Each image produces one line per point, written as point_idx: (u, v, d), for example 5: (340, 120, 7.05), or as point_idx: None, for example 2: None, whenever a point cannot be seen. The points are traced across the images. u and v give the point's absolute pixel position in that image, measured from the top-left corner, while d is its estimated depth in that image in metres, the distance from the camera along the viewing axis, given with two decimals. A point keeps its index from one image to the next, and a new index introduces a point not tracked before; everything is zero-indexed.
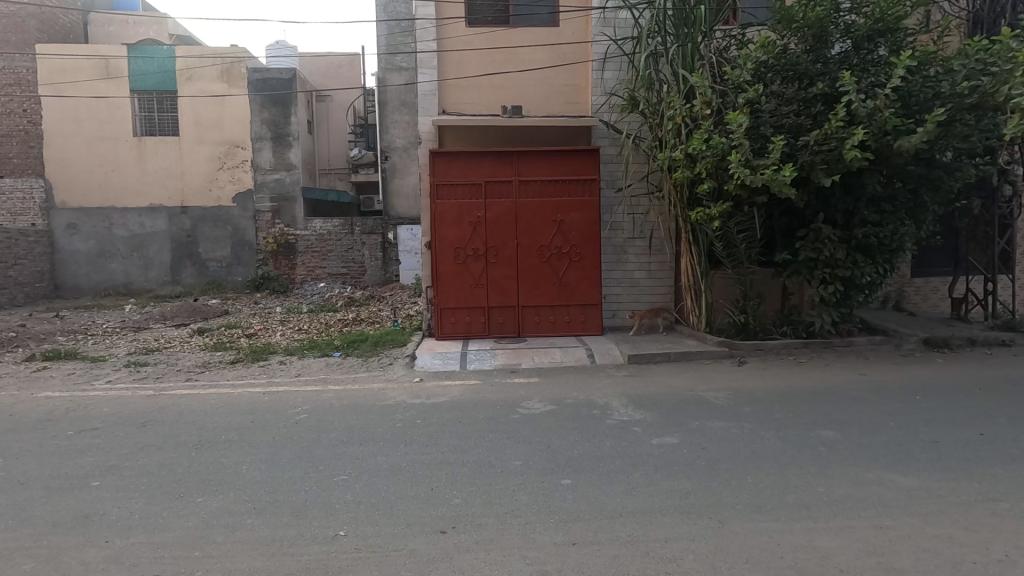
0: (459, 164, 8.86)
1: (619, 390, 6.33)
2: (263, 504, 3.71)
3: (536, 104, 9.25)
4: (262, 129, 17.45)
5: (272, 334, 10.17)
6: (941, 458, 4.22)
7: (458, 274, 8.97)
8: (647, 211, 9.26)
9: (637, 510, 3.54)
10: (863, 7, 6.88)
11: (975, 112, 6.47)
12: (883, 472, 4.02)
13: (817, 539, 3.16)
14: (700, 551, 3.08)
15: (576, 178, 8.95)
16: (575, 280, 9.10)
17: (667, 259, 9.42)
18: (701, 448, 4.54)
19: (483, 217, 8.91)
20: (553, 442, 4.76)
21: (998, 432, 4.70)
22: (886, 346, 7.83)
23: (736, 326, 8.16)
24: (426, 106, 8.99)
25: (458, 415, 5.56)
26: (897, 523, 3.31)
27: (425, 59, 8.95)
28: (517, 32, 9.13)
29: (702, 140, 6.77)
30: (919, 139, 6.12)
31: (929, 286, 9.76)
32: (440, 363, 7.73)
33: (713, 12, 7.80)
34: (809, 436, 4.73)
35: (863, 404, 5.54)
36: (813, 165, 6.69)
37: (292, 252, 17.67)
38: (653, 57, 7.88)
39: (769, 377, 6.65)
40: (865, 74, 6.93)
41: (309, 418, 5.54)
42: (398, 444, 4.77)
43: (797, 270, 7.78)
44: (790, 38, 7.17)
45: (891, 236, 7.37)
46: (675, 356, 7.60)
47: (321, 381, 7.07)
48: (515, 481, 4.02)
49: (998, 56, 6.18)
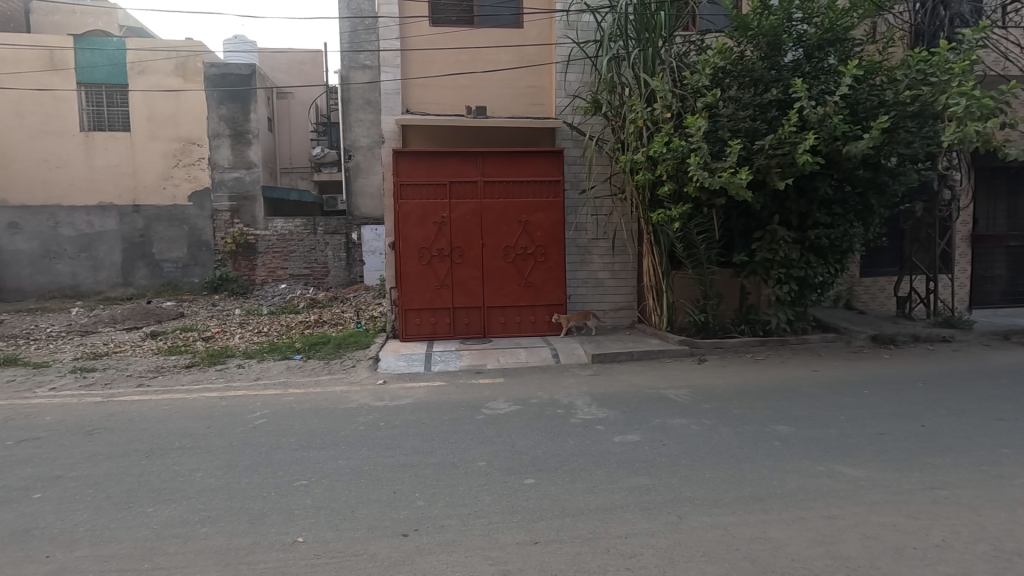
0: (423, 164, 8.79)
1: (583, 390, 6.39)
2: (218, 512, 3.60)
3: (501, 105, 9.27)
4: (219, 126, 16.92)
5: (231, 337, 9.91)
6: (886, 450, 4.42)
7: (423, 274, 8.90)
8: (610, 212, 9.40)
9: (599, 508, 3.59)
10: (814, 18, 7.14)
11: (917, 120, 6.77)
12: (834, 464, 4.19)
13: (770, 531, 3.27)
14: (659, 546, 3.14)
15: (539, 179, 9.01)
16: (540, 281, 9.16)
17: (630, 260, 9.57)
18: (661, 445, 4.63)
19: (448, 218, 8.87)
20: (517, 441, 4.78)
21: (938, 424, 4.96)
22: (837, 343, 8.16)
23: (696, 325, 8.33)
24: (390, 105, 8.89)
25: (423, 416, 5.52)
26: (844, 513, 3.45)
27: (388, 58, 8.86)
28: (482, 32, 9.12)
29: (662, 143, 6.93)
30: (867, 145, 6.40)
31: (877, 285, 10.20)
32: (404, 365, 7.66)
33: (674, 17, 7.96)
34: (765, 431, 4.89)
35: (815, 399, 5.75)
36: (768, 169, 6.92)
37: (252, 252, 17.20)
38: (615, 60, 8.01)
39: (729, 374, 6.84)
40: (816, 81, 7.19)
41: (269, 422, 5.41)
42: (361, 448, 4.70)
43: (754, 270, 8.01)
44: (746, 45, 7.38)
45: (842, 237, 7.69)
46: (637, 355, 7.73)
47: (282, 384, 6.91)
48: (479, 481, 4.03)
49: (938, 67, 6.47)
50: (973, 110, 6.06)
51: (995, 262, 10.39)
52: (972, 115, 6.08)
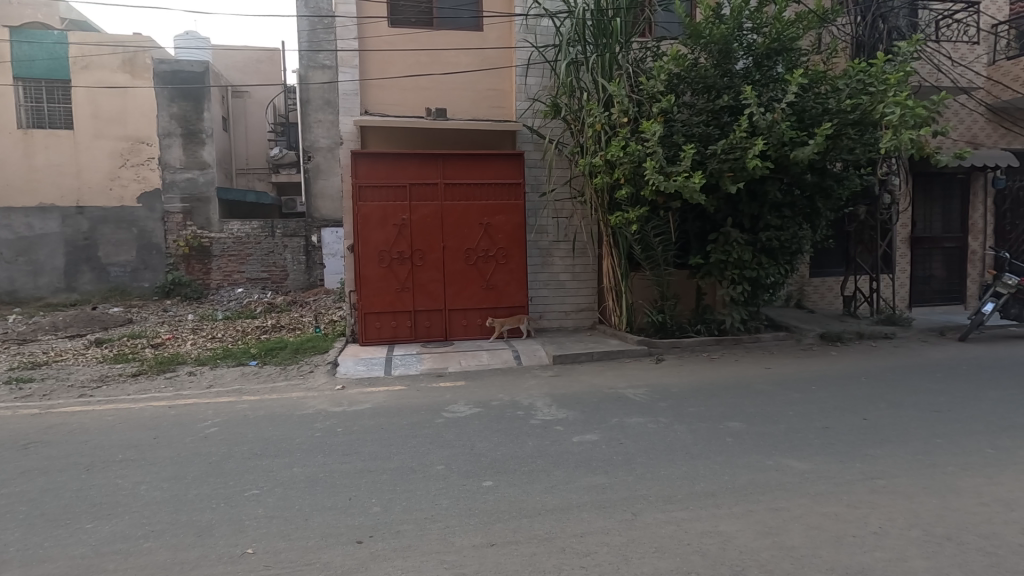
0: (382, 166, 8.69)
1: (544, 391, 6.44)
2: (164, 526, 3.47)
3: (462, 107, 9.25)
4: (171, 125, 16.32)
5: (182, 343, 9.56)
6: (831, 443, 4.61)
7: (383, 278, 8.79)
8: (571, 214, 9.52)
9: (556, 508, 3.62)
10: (762, 28, 7.40)
11: (858, 127, 7.09)
12: (782, 457, 4.35)
13: (721, 525, 3.36)
14: (614, 544, 3.19)
15: (499, 181, 9.03)
16: (502, 283, 9.17)
17: (590, 262, 9.70)
18: (619, 444, 4.71)
19: (409, 220, 8.79)
20: (476, 444, 4.78)
21: (879, 417, 5.21)
22: (788, 342, 8.48)
23: (654, 325, 8.50)
24: (348, 106, 8.77)
25: (382, 421, 5.46)
26: (791, 505, 3.58)
27: (346, 58, 8.73)
28: (441, 34, 9.11)
29: (619, 147, 7.09)
30: (812, 151, 6.66)
31: (825, 286, 10.64)
32: (364, 369, 7.57)
33: (630, 24, 8.13)
34: (718, 428, 5.03)
35: (767, 396, 5.95)
36: (721, 173, 7.12)
37: (206, 255, 16.64)
38: (573, 65, 8.14)
39: (685, 373, 7.01)
40: (765, 88, 7.45)
41: (221, 431, 5.24)
42: (317, 454, 4.62)
43: (709, 271, 8.25)
44: (700, 52, 7.60)
45: (791, 239, 7.99)
46: (597, 356, 7.85)
47: (236, 391, 6.71)
48: (437, 485, 4.00)
49: (875, 77, 6.82)
50: (907, 119, 6.37)
51: (932, 262, 10.99)
52: (906, 123, 6.39)
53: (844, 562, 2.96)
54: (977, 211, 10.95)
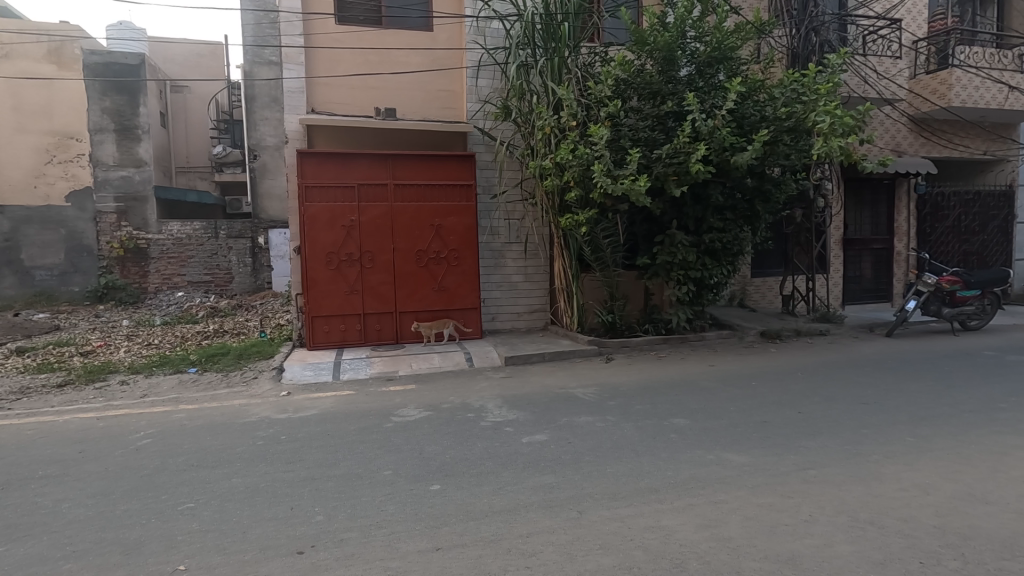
0: (330, 165, 8.48)
1: (495, 392, 6.45)
2: (87, 545, 3.26)
3: (412, 107, 9.16)
4: (103, 120, 15.42)
5: (115, 351, 9.06)
6: (769, 436, 4.81)
7: (332, 280, 8.59)
8: (522, 216, 9.59)
9: (503, 509, 3.63)
10: (704, 36, 7.65)
11: (793, 133, 7.42)
12: (722, 451, 4.51)
13: (663, 519, 3.45)
14: (559, 543, 3.21)
15: (450, 183, 8.98)
16: (454, 285, 9.11)
17: (542, 263, 9.79)
18: (567, 443, 4.76)
19: (358, 221, 8.62)
20: (425, 448, 4.73)
21: (812, 410, 5.48)
22: (731, 340, 8.82)
23: (605, 325, 8.68)
24: (293, 104, 8.55)
25: (328, 428, 5.31)
26: (729, 497, 3.72)
27: (291, 54, 8.51)
28: (390, 33, 9.00)
29: (568, 150, 7.21)
30: (750, 156, 6.93)
31: (766, 285, 11.11)
32: (311, 374, 7.36)
33: (578, 29, 8.26)
34: (664, 424, 5.17)
35: (712, 393, 6.16)
36: (666, 176, 7.33)
37: (143, 257, 15.80)
38: (523, 68, 8.22)
39: (634, 371, 7.18)
40: (707, 95, 7.71)
41: (154, 443, 4.98)
42: (258, 464, 4.45)
43: (656, 272, 8.48)
44: (646, 59, 7.81)
45: (732, 240, 8.30)
46: (549, 356, 7.93)
47: (172, 401, 6.40)
48: (384, 490, 3.94)
49: (808, 87, 7.17)
50: (836, 127, 6.73)
51: (862, 263, 11.66)
52: (835, 131, 6.76)
53: (777, 550, 3.10)
54: (902, 214, 11.68)
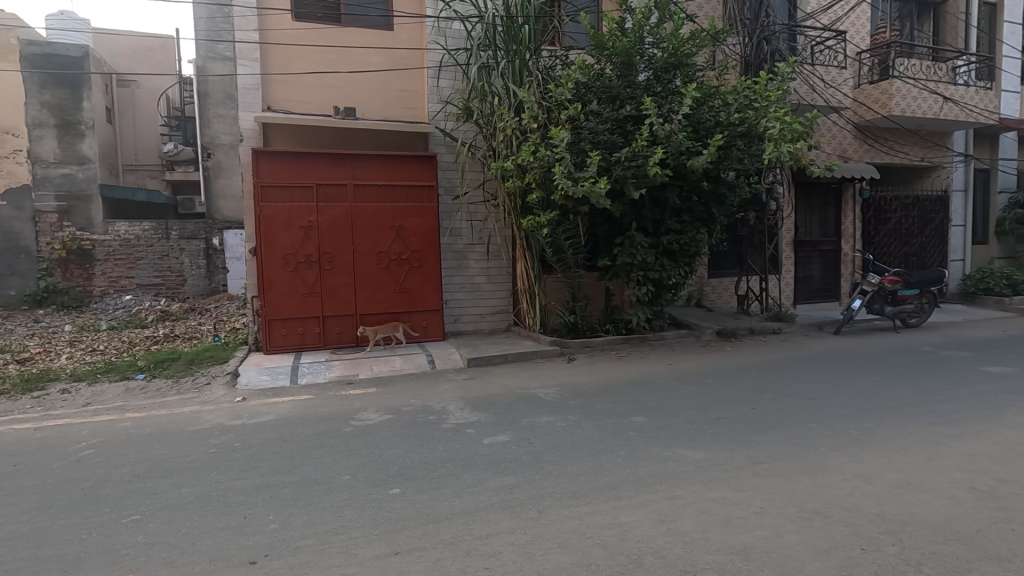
0: (286, 165, 8.28)
1: (457, 394, 6.42)
2: (21, 564, 3.09)
3: (372, 107, 9.05)
4: (42, 114, 14.65)
5: (55, 358, 8.60)
6: (723, 432, 4.95)
7: (289, 282, 8.39)
8: (485, 218, 9.59)
9: (463, 511, 3.61)
10: (661, 42, 7.80)
11: (746, 138, 7.66)
12: (679, 448, 4.61)
13: (622, 516, 3.50)
14: (518, 543, 3.23)
15: (411, 184, 8.89)
16: (416, 286, 9.03)
17: (504, 265, 9.81)
18: (528, 443, 4.79)
19: (316, 222, 8.44)
20: (385, 451, 4.67)
21: (765, 406, 5.67)
22: (689, 339, 9.04)
23: (567, 325, 8.79)
24: (248, 101, 8.32)
25: (285, 433, 5.18)
26: (685, 492, 3.81)
27: (245, 50, 8.29)
28: (349, 32, 8.87)
29: (529, 152, 7.27)
30: (705, 160, 7.12)
31: (722, 286, 11.43)
32: (267, 379, 7.16)
33: (539, 32, 8.33)
34: (623, 423, 5.25)
35: (670, 390, 6.30)
36: (625, 179, 7.45)
37: (88, 259, 15.01)
38: (485, 69, 8.23)
39: (595, 371, 7.26)
40: (664, 100, 7.88)
41: (97, 453, 4.75)
42: (210, 472, 4.30)
43: (617, 273, 8.63)
44: (605, 63, 7.93)
45: (689, 242, 8.52)
46: (512, 357, 7.95)
47: (118, 409, 6.12)
48: (342, 496, 3.87)
49: (759, 94, 7.41)
50: (785, 133, 7.00)
51: (811, 264, 12.14)
52: (785, 137, 7.02)
53: (729, 543, 3.19)
54: (848, 217, 12.21)
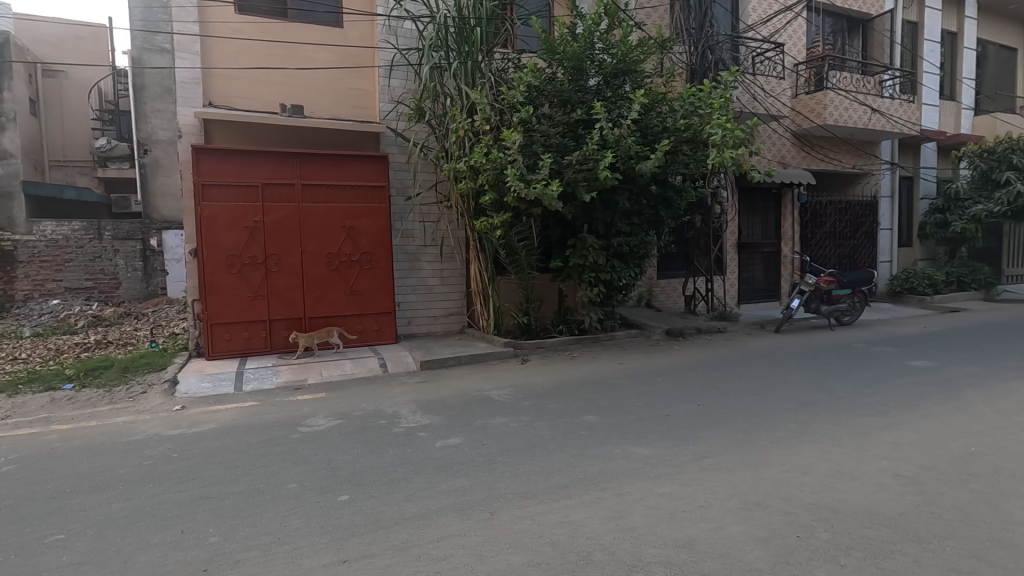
0: (229, 163, 7.97)
1: (410, 397, 6.35)
2: None
3: (321, 105, 8.83)
4: None
5: None
6: (671, 429, 5.10)
7: (233, 285, 8.07)
8: (438, 219, 9.52)
9: (414, 516, 3.57)
10: (611, 49, 7.95)
11: (691, 144, 7.93)
12: (628, 445, 4.72)
13: (573, 514, 3.55)
14: (470, 545, 3.22)
15: (362, 184, 8.73)
16: (367, 288, 8.87)
17: (457, 266, 9.78)
18: (481, 445, 4.79)
19: (262, 222, 8.16)
20: (334, 458, 4.56)
21: (710, 403, 5.88)
22: (639, 338, 9.27)
23: (520, 327, 8.86)
24: (188, 95, 7.96)
25: (227, 442, 4.98)
26: (633, 488, 3.90)
27: (184, 43, 7.92)
28: (296, 27, 8.63)
29: (482, 154, 7.28)
30: (653, 164, 7.33)
31: (671, 286, 11.78)
32: (209, 387, 6.85)
33: (491, 34, 8.36)
34: (575, 422, 5.32)
35: (621, 389, 6.44)
36: (576, 182, 7.58)
37: (10, 261, 13.86)
38: (437, 70, 8.19)
39: (548, 372, 7.34)
40: (614, 105, 8.05)
41: (18, 470, 4.42)
42: (145, 485, 4.08)
43: (569, 274, 8.75)
44: (556, 67, 8.04)
45: (639, 244, 8.73)
46: (465, 359, 7.93)
47: (43, 422, 5.71)
48: (288, 505, 3.75)
49: (703, 101, 7.67)
50: (727, 139, 7.29)
51: (753, 265, 12.70)
52: (727, 143, 7.31)
53: (675, 536, 3.28)
54: (787, 221, 12.80)
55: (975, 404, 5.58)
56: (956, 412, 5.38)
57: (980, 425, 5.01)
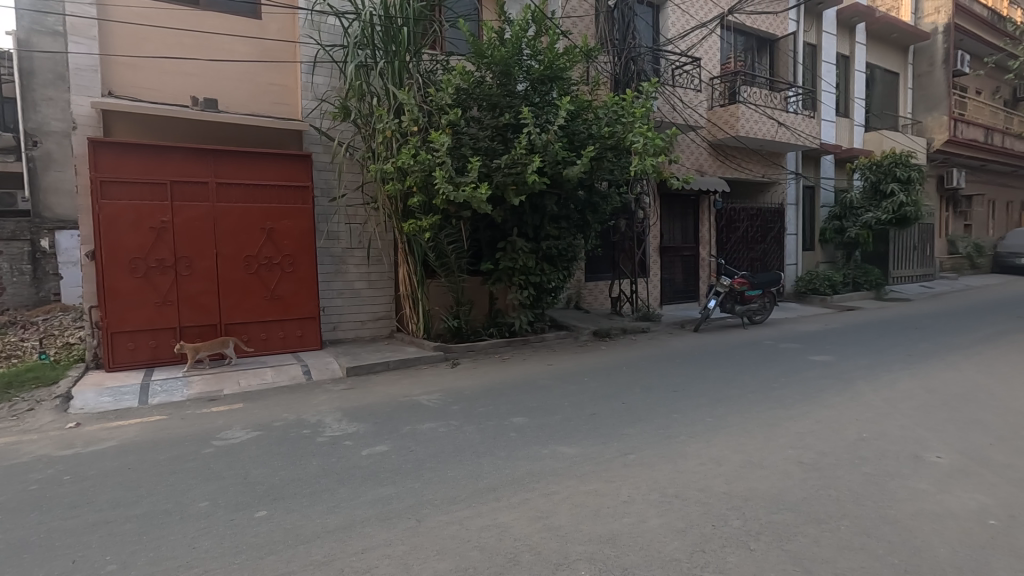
0: (132, 158, 7.38)
1: (335, 405, 6.13)
2: None
3: (237, 99, 8.37)
4: None
5: None
6: (596, 427, 5.24)
7: (137, 290, 7.47)
8: (365, 221, 9.29)
9: (337, 528, 3.45)
10: (538, 55, 8.06)
11: (615, 151, 8.20)
12: (555, 445, 4.80)
13: (500, 517, 3.56)
14: (396, 554, 3.15)
15: (283, 184, 8.36)
16: (289, 293, 8.48)
17: (385, 269, 9.58)
18: (409, 451, 4.70)
19: (170, 223, 7.61)
20: (251, 472, 4.32)
21: (634, 400, 6.09)
22: (568, 339, 9.46)
23: (450, 330, 8.81)
24: (83, 83, 7.28)
25: (129, 461, 4.59)
26: (560, 487, 3.97)
27: (79, 26, 7.25)
28: (210, 16, 8.14)
29: (409, 155, 7.18)
30: (579, 169, 7.51)
31: (598, 288, 12.13)
32: (109, 402, 6.28)
33: (419, 35, 8.26)
34: (504, 424, 5.35)
35: (550, 390, 6.55)
36: (505, 185, 7.64)
37: None
38: (362, 68, 8.01)
39: (478, 375, 7.34)
40: (541, 110, 8.18)
41: None
42: (29, 514, 3.67)
43: (499, 277, 8.81)
44: (485, 71, 8.08)
45: (567, 247, 8.92)
46: (394, 364, 7.78)
47: None
48: (199, 524, 3.52)
49: (626, 110, 7.93)
50: (648, 148, 7.58)
51: (674, 268, 13.31)
52: (648, 151, 7.62)
53: (599, 532, 3.37)
54: (705, 226, 13.52)
55: (866, 394, 6.14)
56: (850, 402, 5.90)
57: (870, 413, 5.51)
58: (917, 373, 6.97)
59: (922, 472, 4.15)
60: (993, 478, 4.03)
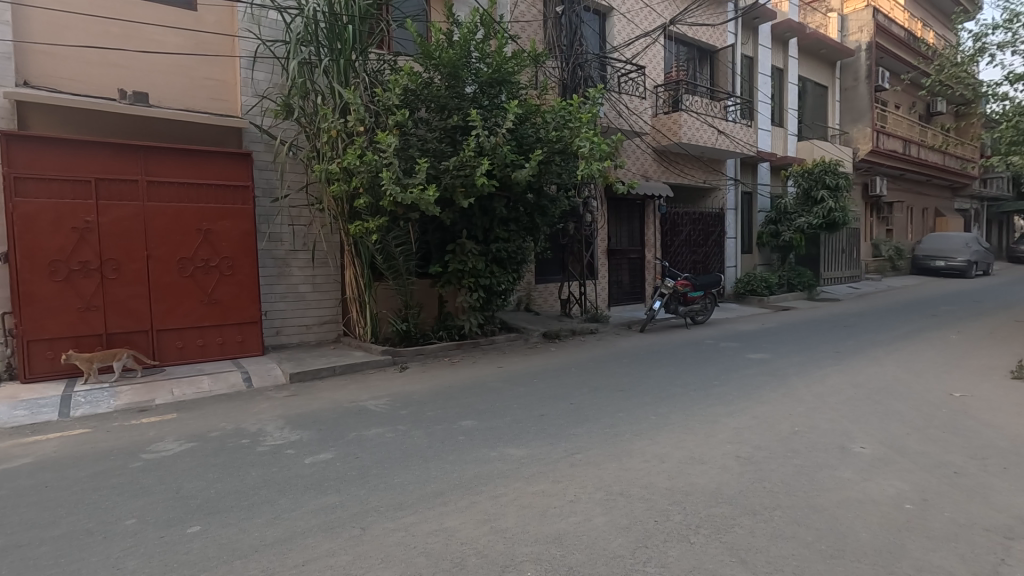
0: (52, 154, 6.89)
1: (277, 413, 5.92)
2: None
3: (171, 94, 7.98)
4: None
5: None
6: (544, 428, 5.29)
7: (57, 295, 6.96)
8: (309, 222, 9.03)
9: (276, 541, 3.33)
10: (487, 58, 8.06)
11: (563, 155, 8.32)
12: (504, 448, 4.80)
13: (447, 521, 3.53)
14: (338, 564, 3.07)
15: (220, 183, 8.02)
16: (228, 297, 8.14)
17: (331, 272, 9.33)
18: (355, 458, 4.59)
19: (95, 223, 7.14)
20: (183, 486, 4.11)
21: (581, 400, 6.18)
22: (518, 341, 9.51)
23: (399, 333, 8.67)
24: None
25: (46, 479, 4.26)
26: (508, 489, 3.99)
27: None
28: (139, 5, 7.73)
29: (355, 156, 7.05)
30: (527, 172, 7.57)
31: (548, 290, 12.26)
32: (24, 415, 5.83)
33: (365, 34, 8.10)
34: (452, 428, 5.31)
35: (499, 392, 6.56)
36: (454, 188, 7.60)
37: None
38: (306, 66, 7.80)
39: (428, 378, 7.26)
40: (489, 113, 8.21)
41: None
42: None
43: (448, 279, 8.75)
44: (433, 72, 8.03)
45: (516, 250, 8.95)
46: (340, 369, 7.59)
47: None
48: (125, 543, 3.31)
49: (573, 115, 8.05)
50: (594, 152, 7.72)
51: (621, 270, 13.62)
52: (595, 156, 7.75)
53: (546, 532, 3.40)
54: (650, 229, 13.91)
55: (798, 390, 6.48)
56: (784, 397, 6.20)
57: (801, 407, 5.81)
58: (844, 369, 7.42)
59: (848, 462, 4.41)
60: (909, 465, 4.34)
